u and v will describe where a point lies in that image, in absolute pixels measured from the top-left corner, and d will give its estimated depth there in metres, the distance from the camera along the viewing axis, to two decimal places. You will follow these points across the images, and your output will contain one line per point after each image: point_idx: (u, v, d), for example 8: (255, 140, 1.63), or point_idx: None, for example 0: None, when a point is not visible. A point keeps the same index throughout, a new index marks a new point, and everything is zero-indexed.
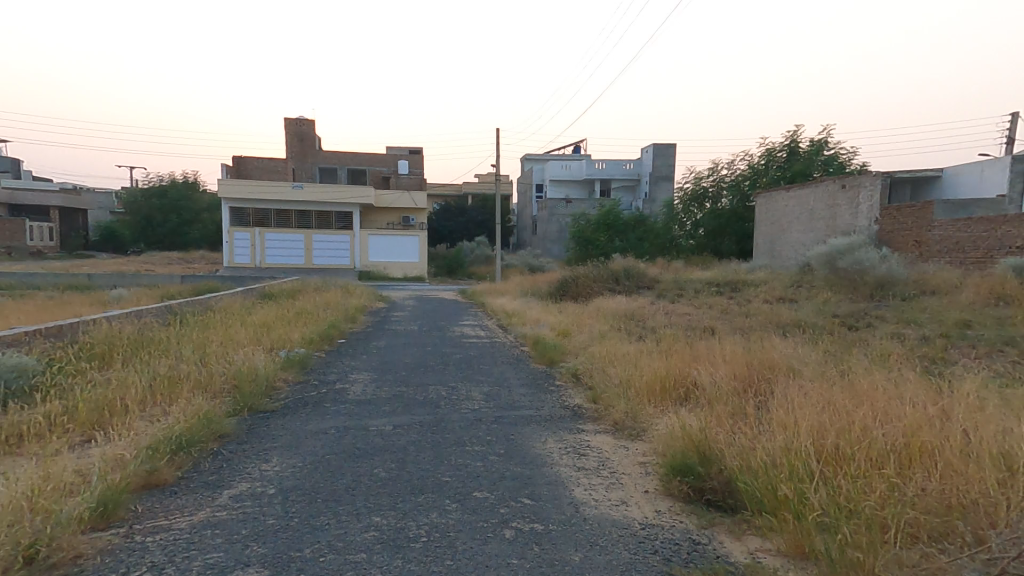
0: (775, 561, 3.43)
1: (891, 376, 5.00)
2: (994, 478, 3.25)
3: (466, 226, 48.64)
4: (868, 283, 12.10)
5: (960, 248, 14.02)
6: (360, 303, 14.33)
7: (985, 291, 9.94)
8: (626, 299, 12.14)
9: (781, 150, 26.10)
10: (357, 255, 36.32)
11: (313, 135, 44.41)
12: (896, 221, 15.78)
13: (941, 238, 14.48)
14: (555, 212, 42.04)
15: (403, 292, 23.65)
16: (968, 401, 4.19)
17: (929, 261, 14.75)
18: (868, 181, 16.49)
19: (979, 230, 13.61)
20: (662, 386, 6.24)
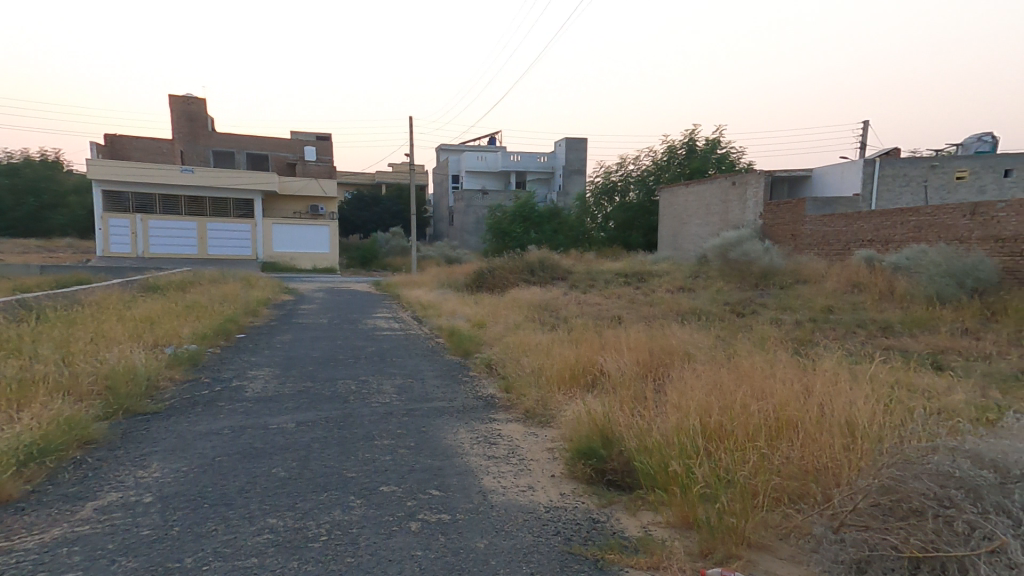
0: (664, 532, 3.73)
1: (768, 357, 5.51)
2: (842, 443, 3.73)
3: (381, 217, 47.28)
4: (754, 273, 13.28)
5: (827, 241, 15.45)
6: (262, 295, 13.49)
7: (846, 280, 11.24)
8: (540, 289, 12.38)
9: (680, 148, 27.77)
10: (259, 246, 34.20)
11: (203, 115, 41.00)
12: (777, 216, 17.35)
13: (812, 232, 15.99)
14: (473, 203, 41.92)
15: (311, 285, 22.56)
16: (827, 376, 4.73)
17: (803, 253, 16.27)
18: (755, 179, 17.99)
19: (839, 225, 15.10)
20: (571, 373, 6.45)
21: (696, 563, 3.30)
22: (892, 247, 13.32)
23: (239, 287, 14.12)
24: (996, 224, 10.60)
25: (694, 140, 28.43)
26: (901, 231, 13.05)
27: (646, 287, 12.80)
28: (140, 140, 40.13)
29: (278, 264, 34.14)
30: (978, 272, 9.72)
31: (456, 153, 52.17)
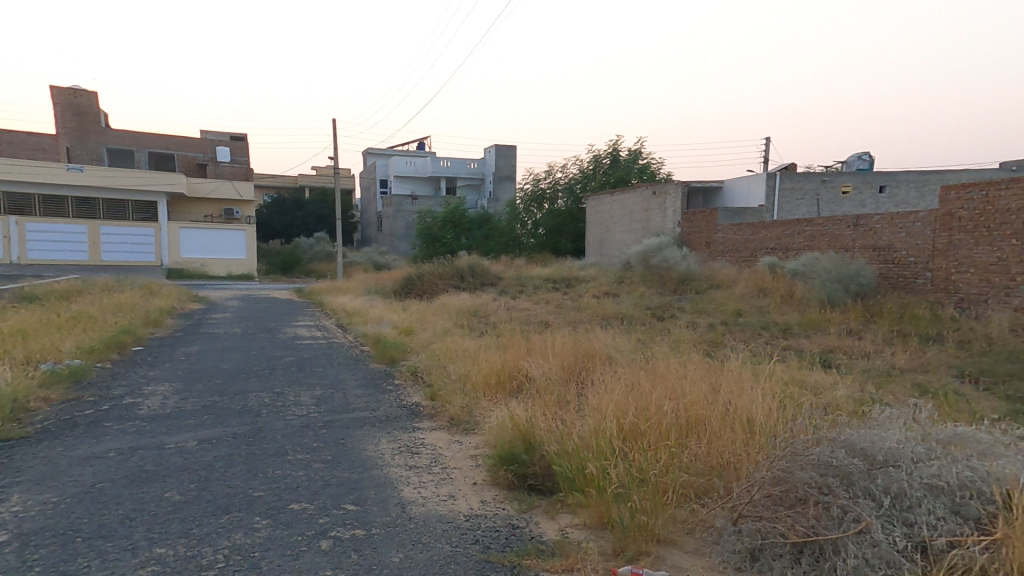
0: (580, 534, 3.75)
1: (682, 359, 5.75)
2: (743, 439, 3.95)
3: (304, 221, 45.39)
4: (673, 279, 13.95)
5: (735, 249, 16.44)
6: (166, 304, 12.49)
7: (754, 285, 12.04)
8: (470, 295, 12.32)
9: (605, 157, 28.80)
10: (163, 251, 31.91)
11: (93, 109, 37.82)
12: (693, 224, 18.31)
13: (724, 240, 16.93)
14: (403, 208, 41.41)
15: (225, 292, 21.26)
16: (734, 375, 4.99)
17: (716, 259, 17.21)
18: (673, 189, 19.00)
19: (746, 233, 16.05)
20: (497, 378, 6.40)
21: (609, 562, 3.34)
22: (791, 254, 14.40)
23: (139, 296, 13.00)
24: (873, 235, 11.71)
25: (618, 150, 29.60)
26: (798, 241, 14.19)
27: (574, 292, 13.08)
28: (16, 133, 36.27)
29: (185, 270, 31.82)
30: (860, 279, 10.67)
31: (386, 156, 51.20)
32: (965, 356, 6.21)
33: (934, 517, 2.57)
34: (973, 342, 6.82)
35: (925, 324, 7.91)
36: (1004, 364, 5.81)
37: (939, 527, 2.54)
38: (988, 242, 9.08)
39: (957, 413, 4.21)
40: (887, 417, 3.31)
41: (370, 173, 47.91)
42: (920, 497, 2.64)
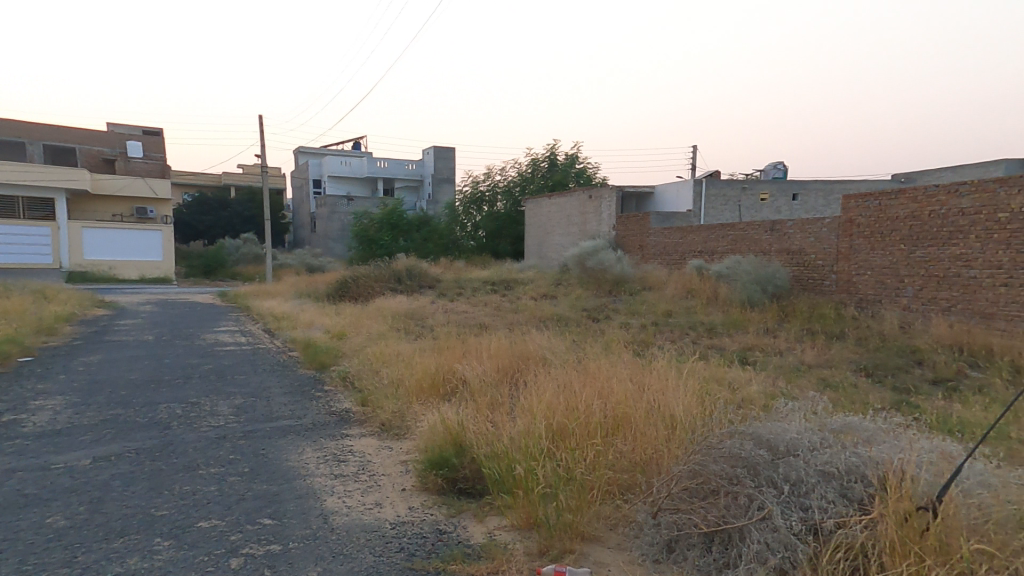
0: (508, 537, 3.67)
1: (613, 359, 5.84)
2: (665, 436, 4.05)
3: (229, 222, 43.11)
4: (608, 281, 14.31)
5: (666, 253, 16.95)
6: (66, 311, 11.43)
7: (683, 287, 12.54)
8: (406, 298, 12.08)
9: (543, 160, 29.22)
10: (64, 253, 29.43)
11: None
12: (627, 227, 18.85)
13: (656, 244, 17.41)
14: (337, 210, 40.24)
15: (138, 297, 19.79)
16: (660, 374, 5.12)
17: (648, 262, 17.70)
18: (607, 193, 19.62)
19: (675, 237, 16.56)
20: (431, 382, 6.26)
21: (534, 562, 3.28)
22: (715, 257, 14.91)
23: (33, 302, 11.82)
24: (787, 240, 12.25)
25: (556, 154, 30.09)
26: (721, 244, 14.60)
27: (512, 295, 13.11)
28: None
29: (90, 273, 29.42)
30: (776, 281, 11.41)
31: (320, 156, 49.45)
32: (863, 351, 6.72)
33: (824, 500, 2.70)
34: (871, 338, 7.38)
35: (832, 323, 8.51)
36: (894, 358, 6.33)
37: (828, 510, 2.67)
38: (883, 248, 9.90)
39: (854, 405, 4.50)
40: (790, 412, 3.61)
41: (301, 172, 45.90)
42: (813, 483, 2.78)
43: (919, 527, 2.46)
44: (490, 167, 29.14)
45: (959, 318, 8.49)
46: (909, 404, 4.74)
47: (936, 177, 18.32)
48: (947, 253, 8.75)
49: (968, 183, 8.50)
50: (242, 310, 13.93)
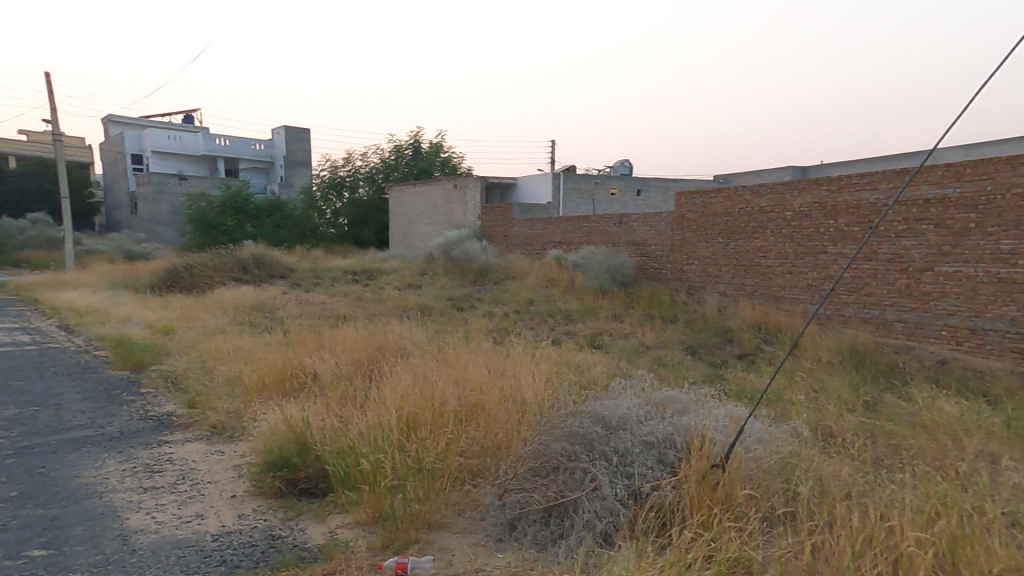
0: (350, 534, 3.35)
1: (473, 347, 5.84)
2: (517, 420, 4.12)
3: (12, 198, 35.39)
4: (472, 270, 14.49)
5: (528, 244, 17.59)
6: None
7: (543, 277, 13.10)
8: (252, 289, 10.98)
9: (407, 148, 28.68)
10: None
11: None
12: (491, 218, 19.21)
13: (518, 235, 18.00)
14: (165, 190, 34.94)
15: None
16: (517, 361, 5.21)
17: (512, 253, 18.21)
18: (471, 183, 19.90)
19: (536, 229, 17.15)
20: (275, 378, 5.69)
21: (375, 557, 3.04)
22: (572, 249, 15.69)
23: None
24: (632, 232, 13.32)
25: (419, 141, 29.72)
26: (577, 235, 15.42)
27: (374, 285, 12.61)
28: None
29: None
30: (623, 271, 12.46)
31: (141, 128, 42.64)
32: (690, 333, 7.57)
33: (645, 468, 2.96)
34: (697, 320, 8.35)
35: (668, 308, 9.49)
36: (712, 338, 7.21)
37: (647, 476, 2.92)
38: (706, 240, 11.24)
39: (677, 380, 5.01)
40: (622, 391, 4.01)
41: (112, 144, 38.73)
42: (637, 452, 3.04)
43: (713, 482, 2.80)
44: (348, 153, 27.50)
45: (760, 301, 10.02)
46: (720, 378, 5.39)
47: (745, 179, 21.20)
48: (752, 246, 10.22)
49: (765, 186, 9.95)
50: (34, 304, 11.54)
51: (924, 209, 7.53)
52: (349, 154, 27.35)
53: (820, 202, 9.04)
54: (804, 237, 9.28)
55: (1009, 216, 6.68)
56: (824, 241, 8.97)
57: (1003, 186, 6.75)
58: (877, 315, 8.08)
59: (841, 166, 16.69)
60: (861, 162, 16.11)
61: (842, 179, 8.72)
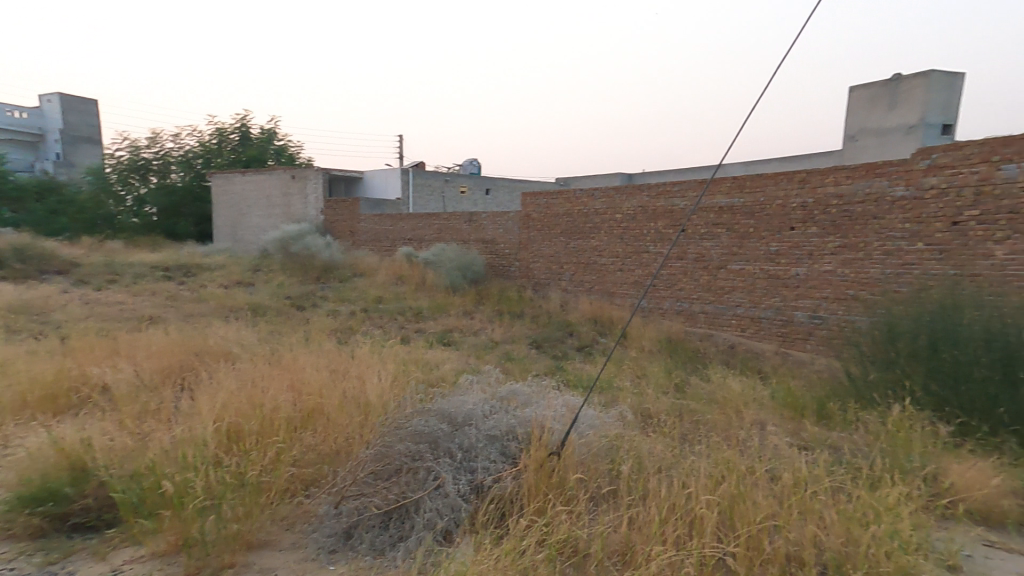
0: (143, 570, 2.85)
1: (310, 348, 5.42)
2: (359, 423, 3.90)
3: None
4: (315, 267, 13.59)
5: (377, 240, 16.94)
6: None
7: (392, 274, 12.76)
8: (18, 288, 8.85)
9: (233, 132, 25.32)
10: None
11: None
12: (335, 212, 18.14)
13: (366, 230, 17.25)
14: None
15: None
16: (361, 361, 4.95)
17: (360, 249, 17.39)
18: (312, 175, 18.54)
19: (385, 225, 16.57)
20: (50, 395, 4.64)
21: None
22: (424, 245, 15.42)
23: None
24: (481, 230, 13.57)
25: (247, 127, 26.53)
26: (428, 232, 15.26)
27: (193, 283, 11.06)
28: None
29: None
30: (473, 268, 12.86)
31: None
32: (536, 327, 7.97)
33: (488, 461, 3.00)
34: (542, 315, 8.82)
35: (515, 303, 9.91)
36: (555, 331, 7.68)
37: (490, 469, 2.97)
38: (549, 240, 11.96)
39: (519, 372, 5.22)
40: (470, 387, 4.05)
41: None
42: (481, 447, 3.07)
43: (549, 469, 2.96)
44: (154, 133, 23.14)
45: (596, 297, 10.99)
46: (558, 369, 5.75)
47: (582, 183, 22.85)
48: (589, 245, 11.13)
49: (600, 190, 10.89)
50: None
51: (718, 215, 8.85)
52: (154, 135, 22.93)
53: (643, 207, 10.16)
54: (631, 237, 10.37)
55: (775, 222, 8.14)
56: (646, 241, 10.14)
57: (772, 197, 8.18)
58: (686, 308, 9.35)
59: (658, 174, 18.86)
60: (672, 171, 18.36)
61: (659, 187, 9.88)
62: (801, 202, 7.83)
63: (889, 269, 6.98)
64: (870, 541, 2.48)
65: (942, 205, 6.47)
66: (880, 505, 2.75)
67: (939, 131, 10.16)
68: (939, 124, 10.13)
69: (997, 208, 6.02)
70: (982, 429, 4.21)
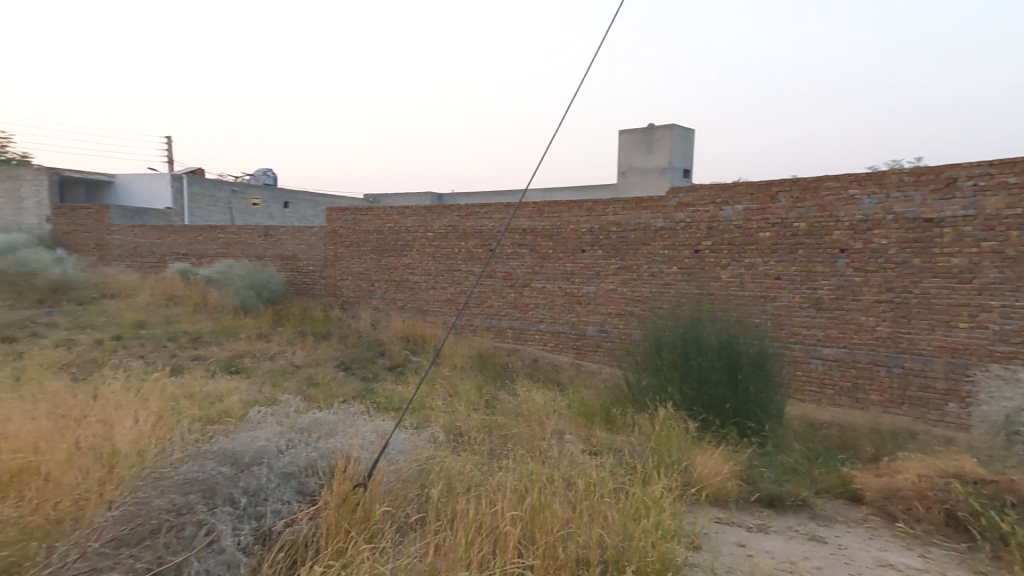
0: None
1: (31, 391, 4.19)
2: (97, 478, 2.99)
3: None
4: (38, 288, 10.93)
5: (138, 254, 14.07)
6: None
7: (158, 294, 11.09)
8: None
9: None
10: None
11: None
12: (72, 221, 14.61)
13: (121, 243, 14.21)
14: None
15: None
16: (112, 403, 3.99)
17: (111, 265, 14.24)
18: (30, 175, 14.86)
19: (150, 237, 13.89)
20: None
21: None
22: (205, 261, 13.35)
23: None
24: (279, 245, 12.36)
25: None
26: (211, 247, 13.28)
27: None
28: None
29: None
30: (270, 286, 11.76)
31: None
32: (343, 348, 7.49)
33: (279, 503, 2.65)
34: (351, 335, 8.35)
35: (319, 323, 9.24)
36: (365, 352, 7.31)
37: (282, 512, 2.63)
38: (358, 256, 11.49)
39: (321, 399, 4.80)
40: (263, 419, 3.58)
41: None
42: (272, 488, 2.71)
43: (353, 504, 2.76)
44: None
45: (410, 314, 10.89)
46: (367, 391, 5.49)
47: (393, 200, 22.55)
48: (401, 262, 11.00)
49: (410, 208, 10.85)
50: None
51: (522, 236, 9.57)
52: None
53: (454, 226, 10.42)
54: (442, 255, 10.55)
55: (570, 244, 9.11)
56: (458, 259, 10.41)
57: (566, 223, 9.13)
58: (495, 324, 9.88)
59: (467, 195, 19.62)
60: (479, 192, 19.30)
61: (468, 208, 10.23)
62: (589, 228, 8.88)
63: (655, 288, 8.33)
64: (641, 535, 2.98)
65: (688, 235, 7.95)
66: (649, 501, 3.44)
67: (681, 174, 12.70)
68: (682, 169, 12.66)
69: (722, 240, 7.64)
70: (716, 423, 5.59)
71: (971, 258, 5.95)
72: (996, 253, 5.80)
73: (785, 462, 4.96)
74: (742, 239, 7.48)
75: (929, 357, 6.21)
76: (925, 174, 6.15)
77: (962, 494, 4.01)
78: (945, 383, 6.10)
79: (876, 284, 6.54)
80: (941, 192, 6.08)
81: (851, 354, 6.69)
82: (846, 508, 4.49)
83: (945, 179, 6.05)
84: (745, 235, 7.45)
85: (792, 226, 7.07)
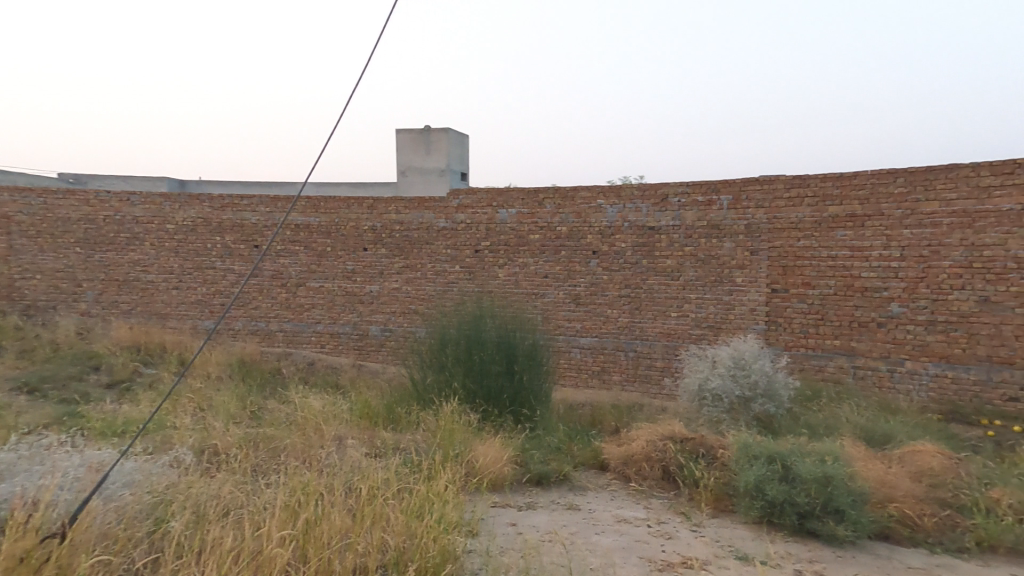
0: None
1: None
2: None
3: None
4: None
5: None
6: None
7: None
8: None
9: None
10: None
11: None
12: None
13: None
14: None
15: None
16: None
17: None
18: None
19: None
20: None
21: None
22: None
23: None
24: None
25: None
26: None
27: None
28: None
29: None
30: None
31: None
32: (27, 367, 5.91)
33: None
34: (42, 350, 6.44)
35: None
36: (65, 368, 5.92)
37: None
38: (54, 250, 8.97)
39: None
40: None
41: None
42: None
43: (37, 563, 1.99)
44: None
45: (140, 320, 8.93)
46: (71, 417, 4.24)
47: (109, 184, 18.24)
48: (127, 258, 8.94)
49: (137, 194, 8.82)
50: None
51: (295, 233, 8.73)
52: None
53: (204, 218, 8.84)
54: (190, 252, 8.89)
55: (349, 242, 8.62)
56: (211, 256, 8.87)
57: (345, 219, 8.61)
58: (262, 327, 8.86)
59: (219, 184, 17.05)
60: (237, 182, 16.97)
61: (223, 198, 8.79)
62: (370, 225, 8.55)
63: (438, 286, 8.44)
64: (422, 532, 2.92)
65: (468, 236, 8.29)
66: (432, 496, 3.43)
67: (459, 177, 13.27)
68: (458, 172, 13.23)
69: (499, 241, 8.19)
70: (494, 412, 5.93)
71: (679, 259, 7.50)
72: (693, 255, 7.42)
73: (550, 443, 5.52)
74: (516, 241, 8.14)
75: (653, 341, 7.65)
76: (648, 191, 7.59)
77: (673, 451, 5.00)
78: (662, 362, 7.60)
79: (618, 281, 7.79)
80: (658, 206, 7.55)
81: (601, 342, 7.87)
82: (594, 477, 5.22)
83: (661, 195, 7.53)
84: (518, 237, 8.13)
85: (555, 229, 7.98)
